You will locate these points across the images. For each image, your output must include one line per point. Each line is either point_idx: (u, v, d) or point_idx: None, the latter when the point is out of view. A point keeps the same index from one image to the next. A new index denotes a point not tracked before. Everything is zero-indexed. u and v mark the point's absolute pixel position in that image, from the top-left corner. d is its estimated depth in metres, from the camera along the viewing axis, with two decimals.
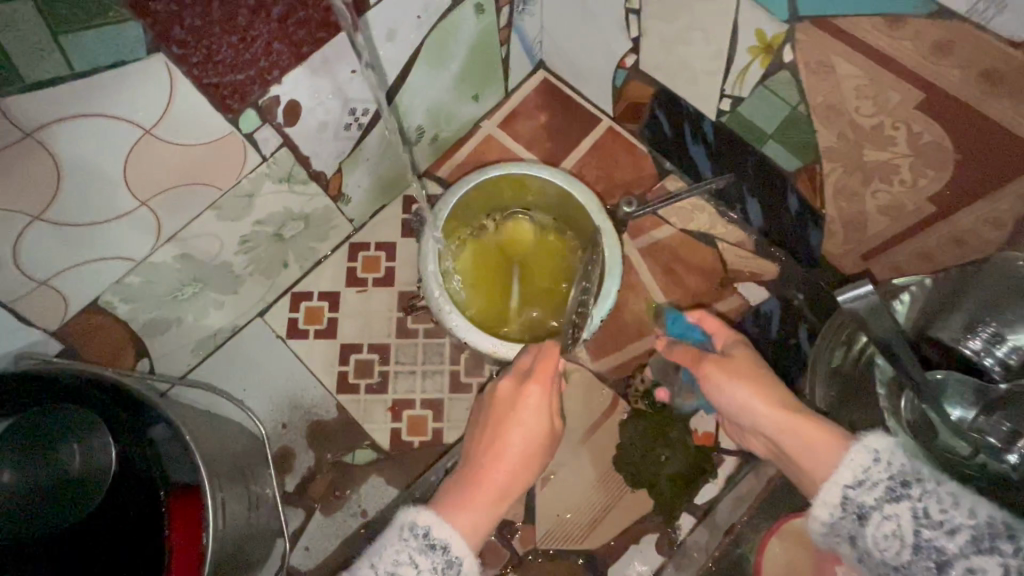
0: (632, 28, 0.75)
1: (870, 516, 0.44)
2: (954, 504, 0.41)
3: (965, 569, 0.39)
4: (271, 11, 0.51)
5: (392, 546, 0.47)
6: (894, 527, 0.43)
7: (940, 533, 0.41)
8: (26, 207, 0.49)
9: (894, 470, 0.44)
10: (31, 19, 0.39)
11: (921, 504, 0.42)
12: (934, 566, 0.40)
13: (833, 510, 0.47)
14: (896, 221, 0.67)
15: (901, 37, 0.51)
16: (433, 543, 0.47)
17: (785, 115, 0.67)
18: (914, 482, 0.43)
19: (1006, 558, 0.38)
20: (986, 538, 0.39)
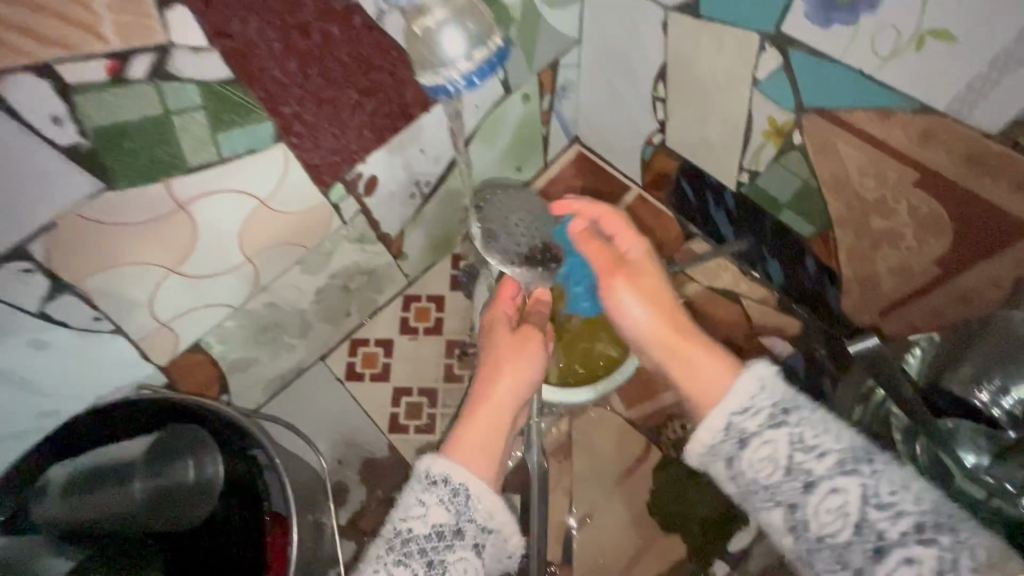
0: (658, 112, 0.85)
1: (749, 442, 0.51)
2: (825, 430, 0.48)
3: (828, 488, 0.46)
4: (365, 107, 0.64)
5: (404, 498, 0.54)
6: (769, 451, 0.49)
7: (811, 456, 0.47)
8: (166, 260, 0.59)
9: (774, 396, 0.51)
10: (202, 121, 0.51)
11: (797, 430, 0.49)
12: (803, 484, 0.47)
13: (716, 434, 0.53)
14: (906, 282, 0.74)
15: (894, 125, 0.61)
16: (434, 481, 0.54)
17: (798, 187, 0.75)
18: (792, 411, 0.50)
19: (865, 479, 0.45)
20: (851, 460, 0.46)
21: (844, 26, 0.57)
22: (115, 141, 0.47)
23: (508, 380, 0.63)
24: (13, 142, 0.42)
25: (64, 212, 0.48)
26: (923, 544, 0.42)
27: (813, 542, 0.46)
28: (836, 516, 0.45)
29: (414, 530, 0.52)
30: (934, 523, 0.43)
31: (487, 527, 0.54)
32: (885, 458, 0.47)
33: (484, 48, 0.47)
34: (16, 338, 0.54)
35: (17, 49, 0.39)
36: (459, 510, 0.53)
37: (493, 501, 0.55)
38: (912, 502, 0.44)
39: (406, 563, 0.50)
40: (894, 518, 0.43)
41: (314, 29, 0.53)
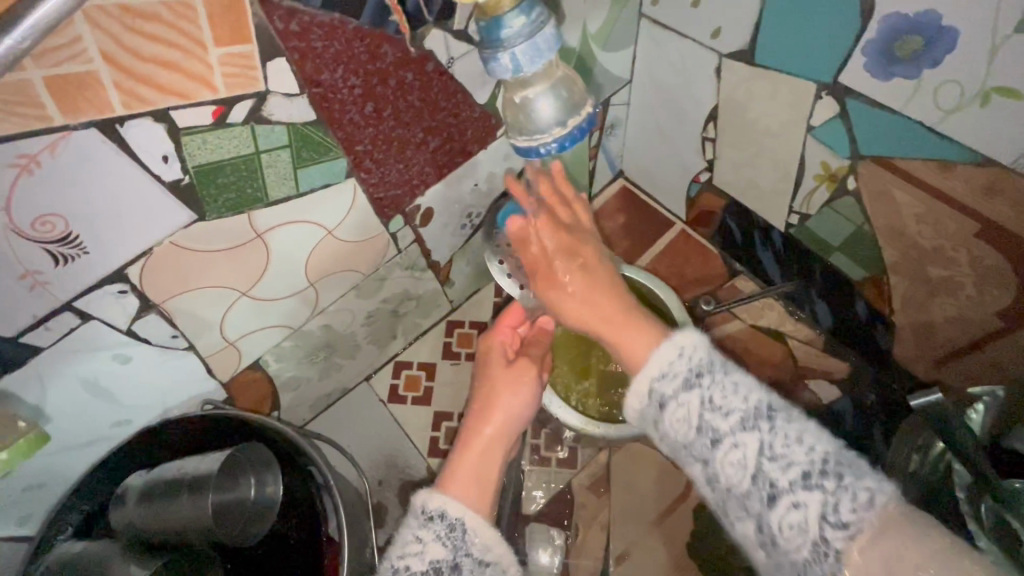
0: (706, 151, 0.85)
1: (668, 405, 0.47)
2: (734, 391, 0.45)
3: (731, 443, 0.44)
4: (428, 144, 0.66)
5: (401, 536, 0.49)
6: (685, 413, 0.46)
7: (717, 415, 0.44)
8: (239, 284, 0.62)
9: (692, 361, 0.47)
10: (285, 158, 0.55)
11: (708, 392, 0.45)
12: (710, 440, 0.45)
13: (642, 399, 0.49)
14: (965, 331, 0.72)
15: (954, 177, 0.61)
16: (431, 516, 0.49)
17: (850, 231, 0.75)
18: (706, 373, 0.46)
19: (763, 435, 0.43)
20: (751, 417, 0.43)
21: (907, 80, 0.58)
22: (210, 178, 0.51)
23: (503, 409, 0.61)
24: (126, 177, 0.46)
25: (160, 239, 0.52)
26: (808, 490, 0.40)
27: (724, 493, 0.45)
28: (737, 469, 0.43)
29: (411, 568, 0.46)
30: (821, 470, 0.41)
31: (485, 561, 0.49)
32: (789, 415, 0.44)
33: (577, 115, 0.48)
34: (104, 351, 0.57)
35: (142, 98, 0.43)
36: (455, 546, 0.48)
37: (491, 533, 0.50)
38: (802, 453, 0.41)
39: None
40: (785, 468, 0.41)
41: (391, 75, 0.56)
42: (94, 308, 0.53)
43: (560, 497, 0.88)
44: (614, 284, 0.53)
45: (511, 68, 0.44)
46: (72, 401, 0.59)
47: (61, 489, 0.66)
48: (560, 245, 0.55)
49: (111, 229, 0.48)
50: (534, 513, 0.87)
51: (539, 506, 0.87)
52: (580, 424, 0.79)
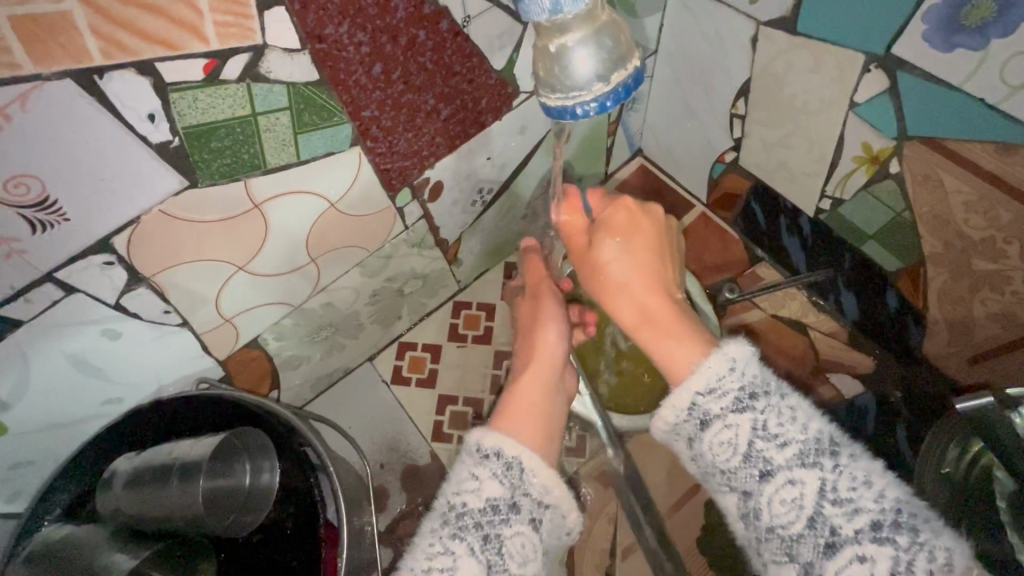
0: (735, 129, 0.80)
1: (711, 423, 0.44)
2: (791, 419, 0.42)
3: (786, 479, 0.41)
4: (441, 112, 0.61)
5: (456, 471, 0.46)
6: (731, 436, 0.43)
7: (772, 445, 0.42)
8: (236, 259, 0.59)
9: (744, 381, 0.44)
10: (284, 123, 0.50)
11: (762, 417, 0.42)
12: (760, 472, 0.42)
13: (679, 414, 0.46)
14: (1009, 328, 0.68)
15: (1015, 161, 0.56)
16: (487, 454, 0.46)
17: (889, 219, 0.70)
18: (761, 396, 0.43)
19: (825, 473, 0.40)
20: (812, 453, 0.41)
21: (972, 51, 0.52)
22: (203, 141, 0.46)
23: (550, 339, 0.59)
24: (109, 138, 0.42)
25: (149, 208, 0.48)
26: (878, 543, 0.38)
27: (763, 531, 0.42)
28: (790, 508, 0.40)
29: (468, 504, 0.43)
30: (893, 522, 0.38)
31: (544, 502, 0.46)
32: (852, 450, 0.41)
33: (622, 71, 0.43)
34: (91, 326, 0.54)
35: (124, 47, 0.38)
36: (513, 484, 0.45)
37: (549, 474, 0.47)
38: (871, 500, 0.39)
39: (462, 537, 0.42)
40: (850, 515, 0.39)
41: (402, 33, 0.51)
42: (78, 280, 0.49)
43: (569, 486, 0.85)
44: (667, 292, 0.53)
45: (548, 8, 0.39)
46: (57, 377, 0.56)
47: (52, 466, 0.64)
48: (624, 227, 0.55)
49: (94, 195, 0.44)
50: None
51: None
52: (592, 415, 0.73)
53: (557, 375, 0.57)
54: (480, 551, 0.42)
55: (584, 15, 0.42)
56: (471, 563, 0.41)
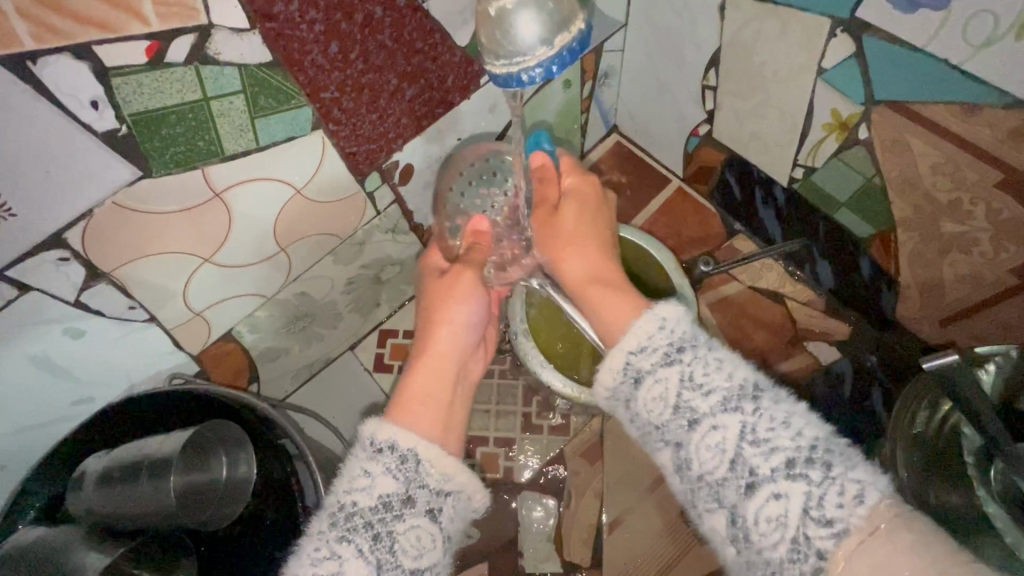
0: (707, 101, 0.79)
1: (643, 380, 0.50)
2: (716, 369, 0.47)
3: (710, 426, 0.45)
4: (405, 92, 0.59)
5: (348, 467, 0.47)
6: (661, 390, 0.48)
7: (698, 394, 0.46)
8: (202, 251, 0.57)
9: (674, 336, 0.50)
10: (239, 107, 0.48)
11: (688, 368, 0.48)
12: (689, 421, 0.46)
13: (616, 375, 0.52)
14: (976, 289, 0.69)
15: (978, 123, 0.56)
16: (380, 449, 0.47)
17: (860, 185, 0.70)
18: (688, 349, 0.49)
19: (746, 417, 0.44)
20: (734, 398, 0.45)
21: (933, 11, 0.52)
22: (152, 127, 0.45)
23: (445, 332, 0.59)
24: (49, 127, 0.40)
25: (102, 200, 0.47)
26: (791, 479, 0.41)
27: (694, 481, 0.46)
28: (716, 453, 0.44)
29: (359, 504, 0.44)
30: (807, 458, 0.41)
31: (444, 490, 0.48)
32: (774, 395, 0.45)
33: (565, 34, 0.42)
34: (51, 326, 0.52)
35: (55, 30, 0.37)
36: (408, 478, 0.46)
37: (448, 463, 0.48)
38: (788, 438, 0.42)
39: (350, 539, 0.43)
40: (767, 454, 0.42)
41: (357, 10, 0.49)
42: (33, 278, 0.48)
43: (553, 464, 0.86)
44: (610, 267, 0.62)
45: None
46: (22, 379, 0.55)
47: (26, 469, 0.63)
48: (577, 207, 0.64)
49: (40, 186, 0.43)
50: (529, 479, 0.85)
51: (533, 473, 0.85)
52: (571, 392, 0.75)
53: (459, 361, 0.59)
54: (370, 550, 0.43)
55: None
56: (358, 565, 0.42)
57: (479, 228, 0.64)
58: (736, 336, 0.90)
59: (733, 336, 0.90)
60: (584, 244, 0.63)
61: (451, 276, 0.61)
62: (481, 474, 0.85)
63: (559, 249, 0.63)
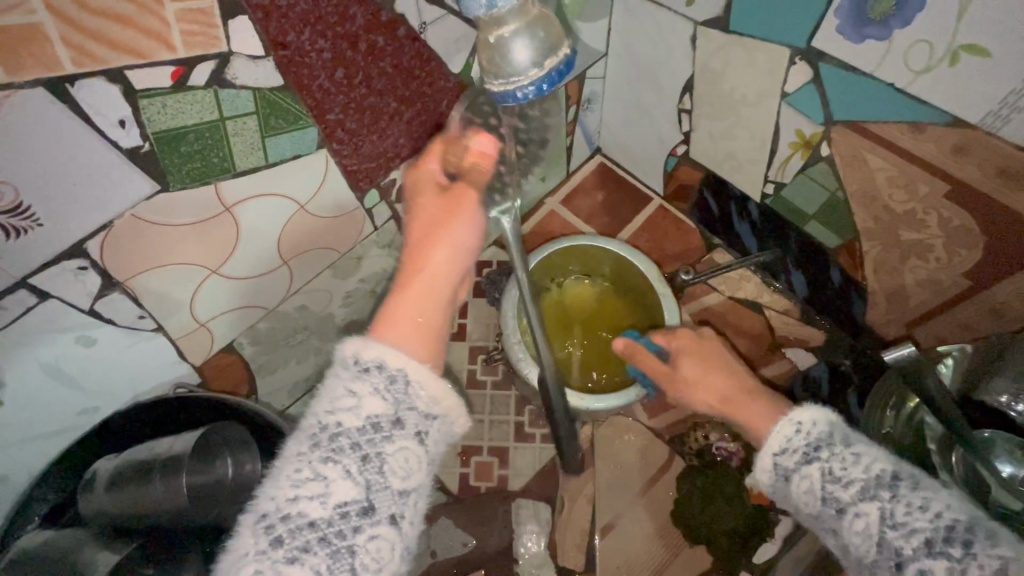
0: (683, 123, 0.85)
1: (792, 478, 0.50)
2: (854, 461, 0.47)
3: (854, 513, 0.45)
4: (403, 115, 0.63)
5: (329, 387, 0.42)
6: (808, 485, 0.49)
7: (838, 486, 0.47)
8: (210, 263, 0.60)
9: (811, 437, 0.50)
10: (252, 128, 0.52)
11: (828, 464, 0.48)
12: (835, 510, 0.47)
13: (766, 474, 0.52)
14: (935, 294, 0.74)
15: (924, 139, 0.61)
16: (366, 367, 0.42)
17: (825, 199, 0.76)
18: (825, 447, 0.49)
19: (884, 503, 0.44)
20: (873, 487, 0.45)
21: (878, 42, 0.58)
22: (172, 145, 0.48)
23: (443, 251, 0.52)
24: (80, 142, 0.44)
25: (121, 212, 0.50)
26: (933, 557, 0.41)
27: (857, 565, 0.46)
28: (862, 538, 0.44)
29: (344, 424, 0.40)
30: (945, 537, 0.41)
31: (432, 414, 0.44)
32: (916, 481, 0.44)
33: (553, 57, 0.47)
34: (66, 333, 0.55)
35: (92, 55, 0.40)
36: (397, 398, 0.42)
37: (438, 385, 0.44)
38: (925, 519, 0.42)
39: (336, 460, 0.39)
40: (908, 536, 0.42)
41: (362, 39, 0.53)
42: (52, 286, 0.50)
43: (546, 473, 0.88)
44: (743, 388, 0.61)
45: (484, 3, 0.45)
46: (34, 388, 0.57)
47: (27, 480, 0.64)
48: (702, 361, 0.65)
49: (67, 198, 0.46)
50: (521, 487, 0.87)
51: (526, 481, 0.88)
52: (564, 398, 0.79)
53: (455, 277, 0.52)
54: (358, 471, 0.40)
55: (516, 9, 0.46)
56: (346, 487, 0.39)
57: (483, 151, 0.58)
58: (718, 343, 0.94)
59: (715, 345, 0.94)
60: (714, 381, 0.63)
61: (453, 193, 0.55)
62: (476, 483, 0.87)
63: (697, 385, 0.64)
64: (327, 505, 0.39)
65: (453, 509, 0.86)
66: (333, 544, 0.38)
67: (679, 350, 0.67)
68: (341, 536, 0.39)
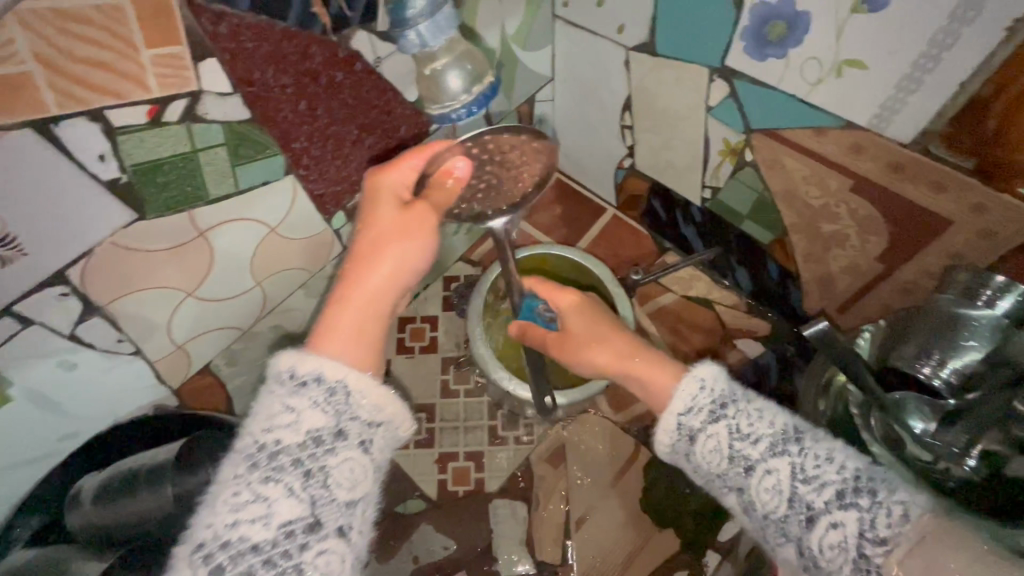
0: (626, 138, 0.93)
1: (698, 437, 0.56)
2: (758, 418, 0.54)
3: (764, 470, 0.51)
4: (365, 142, 0.68)
5: (266, 403, 0.45)
6: (715, 443, 0.55)
7: (747, 443, 0.53)
8: (186, 286, 0.64)
9: (715, 395, 0.57)
10: (223, 157, 0.57)
11: (734, 422, 0.54)
12: (745, 467, 0.53)
13: (672, 434, 0.58)
14: (857, 278, 0.82)
15: (827, 142, 0.70)
16: (303, 381, 0.46)
17: (755, 199, 0.84)
18: (730, 405, 0.56)
19: (793, 458, 0.50)
20: (779, 443, 0.52)
21: (778, 60, 0.66)
22: (148, 177, 0.53)
23: (394, 261, 0.54)
24: (62, 176, 0.48)
25: (101, 240, 0.54)
26: (844, 508, 0.46)
27: (762, 519, 0.52)
28: (773, 494, 0.50)
29: (284, 442, 0.44)
30: (854, 488, 0.47)
31: (376, 422, 0.48)
32: (816, 436, 0.51)
33: (481, 84, 0.53)
34: (47, 359, 0.58)
35: (75, 98, 0.45)
36: (338, 410, 0.46)
37: (379, 393, 0.48)
38: (835, 472, 0.48)
39: (277, 479, 0.43)
40: (819, 489, 0.48)
41: (321, 75, 0.58)
42: (35, 313, 0.53)
43: (519, 473, 0.92)
44: (632, 349, 0.70)
45: (417, 42, 0.49)
46: (15, 415, 0.59)
47: (7, 510, 0.65)
48: (595, 331, 0.73)
49: (50, 229, 0.50)
50: (497, 488, 0.91)
51: (501, 481, 0.91)
52: (530, 395, 0.85)
53: (398, 293, 0.55)
54: (301, 488, 0.43)
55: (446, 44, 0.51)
56: (289, 504, 0.42)
57: (453, 172, 0.60)
58: (676, 339, 1.02)
59: (673, 340, 1.02)
60: (608, 346, 0.72)
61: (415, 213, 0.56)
62: (453, 487, 0.91)
63: (592, 349, 0.73)
64: (271, 526, 0.42)
65: (434, 514, 0.89)
66: (279, 566, 0.41)
67: (567, 308, 0.76)
68: (288, 554, 0.42)
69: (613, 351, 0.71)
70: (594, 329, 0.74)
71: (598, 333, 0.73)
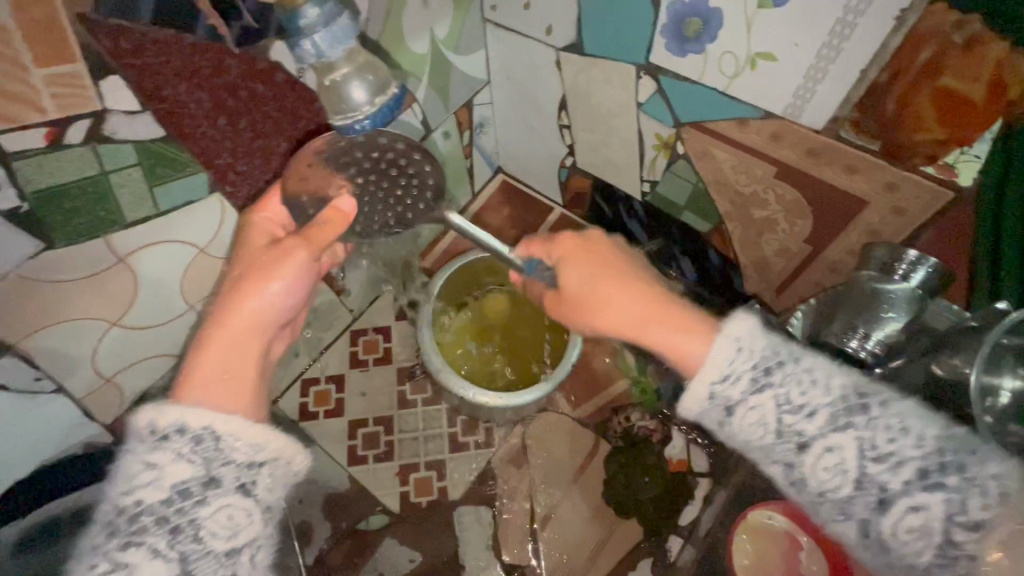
0: (565, 137, 0.95)
1: (736, 409, 0.47)
2: (813, 385, 0.45)
3: (823, 447, 0.44)
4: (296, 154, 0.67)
5: (127, 460, 0.43)
6: (759, 416, 0.46)
7: (801, 417, 0.45)
8: (109, 315, 0.61)
9: (756, 358, 0.47)
10: (138, 178, 0.54)
11: (784, 392, 0.45)
12: (798, 445, 0.45)
13: (703, 404, 0.48)
14: (790, 261, 0.85)
15: (750, 132, 0.72)
16: (163, 435, 0.43)
17: (691, 190, 0.86)
18: (775, 369, 0.46)
19: (860, 433, 0.43)
20: (842, 415, 0.44)
21: (697, 55, 0.69)
22: (53, 202, 0.50)
23: (263, 298, 0.52)
24: None
25: (6, 272, 0.50)
26: (928, 490, 0.41)
27: (814, 497, 0.46)
28: (835, 474, 0.44)
29: (146, 501, 0.41)
30: (938, 465, 0.42)
31: (255, 462, 0.45)
32: (884, 399, 0.44)
33: (383, 96, 0.51)
34: None
35: None
36: (208, 458, 0.43)
37: (254, 431, 0.45)
38: (912, 447, 0.42)
39: (141, 541, 0.40)
40: (894, 469, 0.42)
41: (240, 88, 0.56)
42: None
43: (482, 477, 0.91)
44: (655, 302, 0.54)
45: (313, 52, 0.47)
46: None
47: None
48: (610, 280, 0.56)
49: None
50: (460, 495, 0.90)
51: (464, 488, 0.91)
52: (485, 399, 0.84)
53: (268, 332, 0.52)
54: (169, 545, 0.41)
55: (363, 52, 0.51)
56: (155, 564, 0.40)
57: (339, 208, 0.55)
58: None
59: None
60: (628, 300, 0.55)
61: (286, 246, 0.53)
62: (415, 498, 0.90)
63: (606, 306, 0.56)
64: None
65: (397, 528, 0.88)
66: None
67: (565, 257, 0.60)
68: None
69: (633, 304, 0.55)
70: (607, 280, 0.57)
71: (615, 283, 0.56)
